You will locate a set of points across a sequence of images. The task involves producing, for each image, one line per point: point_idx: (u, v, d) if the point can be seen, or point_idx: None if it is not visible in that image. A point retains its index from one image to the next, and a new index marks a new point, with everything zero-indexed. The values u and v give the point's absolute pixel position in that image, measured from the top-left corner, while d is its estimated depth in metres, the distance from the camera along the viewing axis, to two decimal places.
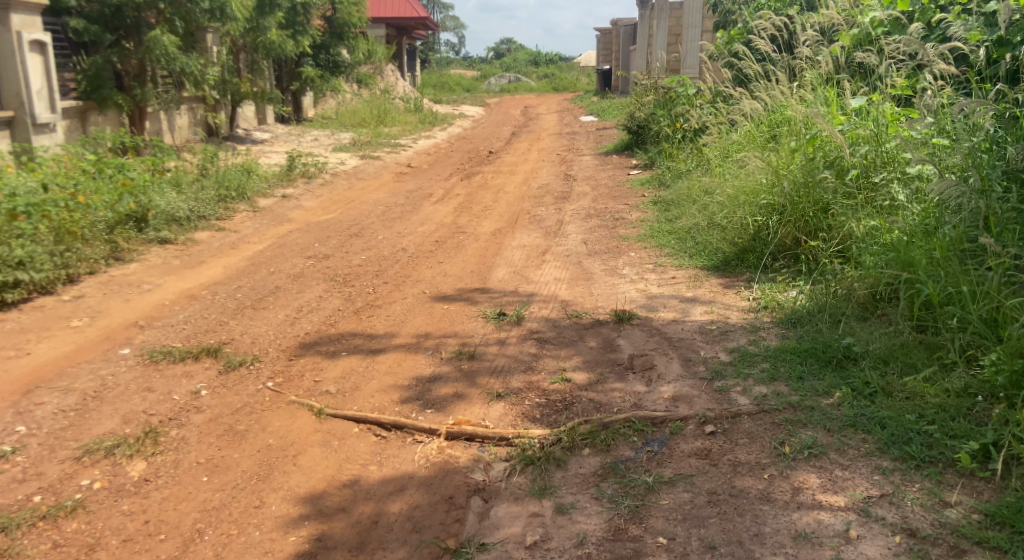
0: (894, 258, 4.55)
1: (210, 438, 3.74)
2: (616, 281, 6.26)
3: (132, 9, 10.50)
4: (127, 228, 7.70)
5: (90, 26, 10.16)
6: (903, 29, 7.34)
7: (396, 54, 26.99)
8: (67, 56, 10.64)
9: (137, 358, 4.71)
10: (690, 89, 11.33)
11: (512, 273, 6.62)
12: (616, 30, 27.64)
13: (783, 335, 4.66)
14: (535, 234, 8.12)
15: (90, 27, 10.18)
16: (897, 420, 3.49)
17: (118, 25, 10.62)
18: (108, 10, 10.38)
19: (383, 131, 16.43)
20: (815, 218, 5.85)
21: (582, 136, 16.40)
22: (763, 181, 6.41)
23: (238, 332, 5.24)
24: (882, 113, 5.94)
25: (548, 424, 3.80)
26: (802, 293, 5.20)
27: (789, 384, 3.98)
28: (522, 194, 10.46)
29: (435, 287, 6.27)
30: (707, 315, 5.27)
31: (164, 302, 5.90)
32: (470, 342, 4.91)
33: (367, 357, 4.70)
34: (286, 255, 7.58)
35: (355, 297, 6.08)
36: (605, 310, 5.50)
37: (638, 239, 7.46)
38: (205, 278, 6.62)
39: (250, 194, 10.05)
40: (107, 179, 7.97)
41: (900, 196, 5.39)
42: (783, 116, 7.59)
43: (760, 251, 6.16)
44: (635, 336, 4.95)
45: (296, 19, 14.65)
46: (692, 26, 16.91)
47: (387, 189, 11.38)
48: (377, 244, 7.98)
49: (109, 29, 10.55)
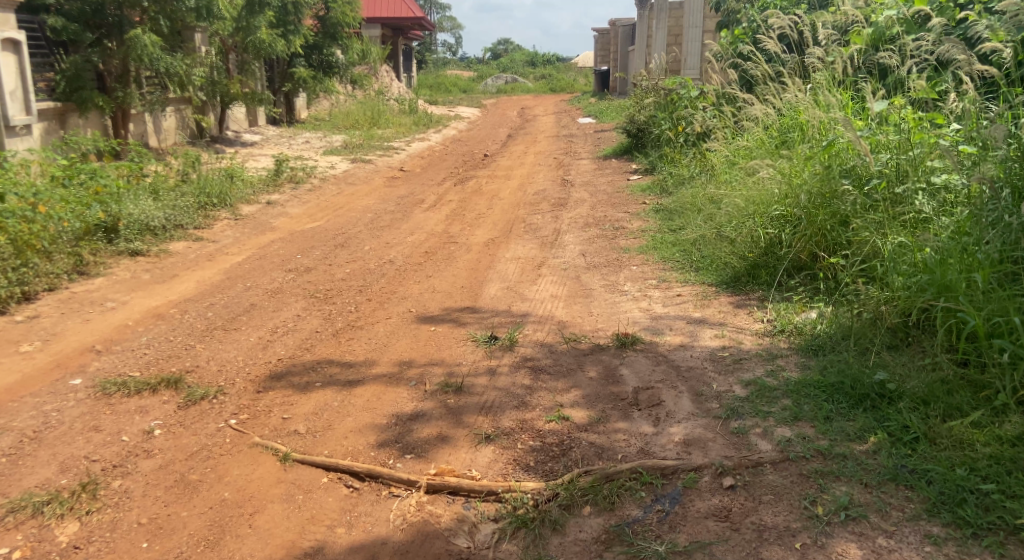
0: (928, 280, 4.13)
1: (157, 491, 3.31)
2: (617, 299, 5.82)
3: (114, 7, 10.02)
4: (96, 238, 7.23)
5: (68, 24, 9.68)
6: (921, 30, 6.95)
7: (391, 55, 26.50)
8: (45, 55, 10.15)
9: (87, 391, 4.25)
10: (693, 91, 10.89)
11: (505, 289, 6.17)
12: (615, 30, 27.13)
13: (804, 366, 4.22)
14: (531, 245, 7.67)
15: (70, 26, 9.69)
16: (945, 475, 3.08)
17: (100, 23, 10.12)
18: (88, 8, 9.88)
19: (376, 133, 15.96)
20: (833, 232, 5.42)
21: (581, 139, 15.95)
22: (775, 191, 5.98)
23: (204, 358, 4.77)
24: (903, 118, 5.55)
25: (544, 474, 3.37)
26: (822, 314, 4.77)
27: (815, 426, 3.53)
28: (517, 201, 10.00)
29: (422, 306, 5.82)
30: (717, 339, 4.83)
31: (127, 323, 5.43)
32: (458, 373, 4.47)
33: (344, 390, 4.24)
34: (264, 268, 7.12)
35: (335, 317, 5.63)
36: (605, 333, 5.06)
37: (640, 251, 7.02)
38: (175, 295, 6.15)
39: (232, 201, 9.58)
40: (78, 187, 7.51)
41: (926, 209, 4.96)
42: (794, 121, 7.18)
43: (773, 267, 5.72)
44: (639, 365, 4.51)
45: (286, 19, 14.17)
46: (693, 26, 16.42)
47: (377, 195, 10.92)
48: (363, 256, 7.52)
49: (90, 27, 10.07)
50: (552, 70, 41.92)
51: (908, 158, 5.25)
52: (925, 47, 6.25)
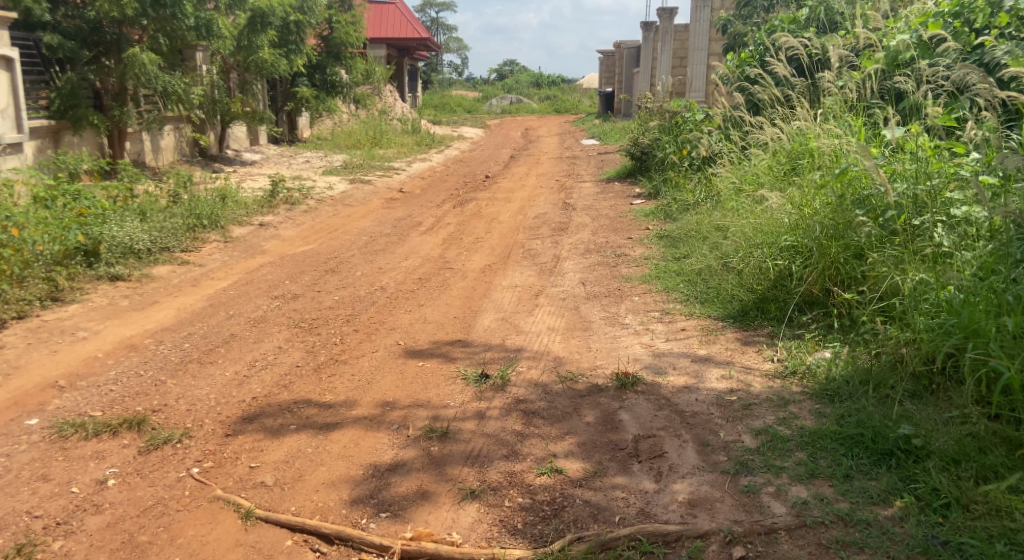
0: (954, 323, 3.82)
1: (101, 555, 3.09)
2: (618, 333, 5.50)
3: (113, 25, 9.80)
4: (74, 263, 6.92)
5: (65, 42, 9.42)
6: (937, 56, 6.72)
7: (396, 74, 26.32)
8: (41, 73, 9.84)
9: (42, 433, 3.95)
10: (698, 114, 10.63)
11: (500, 320, 5.85)
12: (620, 52, 26.96)
13: (819, 414, 3.88)
14: (529, 272, 7.36)
15: (66, 44, 9.42)
16: (982, 549, 2.81)
17: (98, 41, 9.89)
18: (86, 25, 9.62)
19: (377, 153, 15.71)
20: (847, 266, 5.11)
21: (584, 161, 15.69)
22: (786, 221, 5.69)
23: (173, 395, 4.44)
24: (920, 146, 5.27)
25: (532, 539, 3.12)
26: (837, 355, 4.45)
27: (834, 485, 3.23)
28: (516, 224, 9.71)
29: (411, 338, 5.50)
30: (724, 381, 4.50)
31: (96, 355, 5.11)
32: (444, 416, 4.16)
33: (319, 435, 3.93)
34: (250, 294, 6.80)
35: (318, 349, 5.30)
36: (604, 373, 4.73)
37: (642, 280, 6.69)
38: (152, 323, 5.84)
39: (223, 223, 9.26)
40: (59, 209, 7.20)
41: (946, 242, 4.65)
42: (805, 147, 6.90)
43: (783, 301, 5.39)
44: (640, 409, 4.18)
45: (289, 38, 13.85)
46: (698, 48, 16.13)
47: (374, 217, 10.62)
48: (354, 282, 7.22)
49: (87, 45, 9.82)
50: (557, 91, 41.81)
51: (925, 189, 4.93)
52: (942, 73, 5.96)
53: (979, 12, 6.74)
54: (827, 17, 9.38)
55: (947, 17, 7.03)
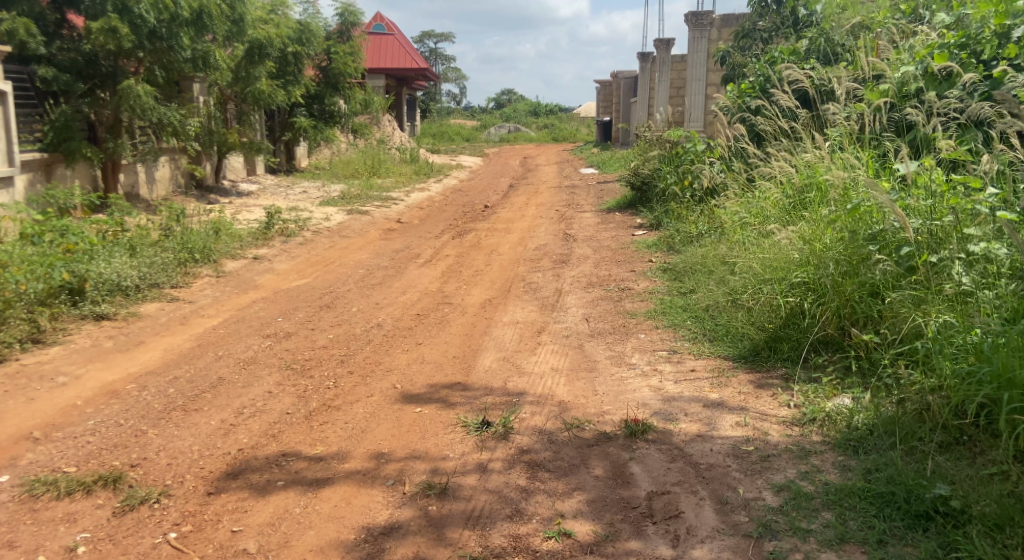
0: (985, 371, 3.62)
1: None
2: (624, 375, 5.23)
3: (108, 58, 9.62)
4: (59, 302, 6.66)
5: (59, 75, 9.22)
6: (947, 87, 6.56)
7: (395, 104, 26.23)
8: (35, 106, 9.64)
9: (12, 492, 3.72)
10: (700, 145, 10.44)
11: (501, 361, 5.59)
12: (617, 82, 26.90)
13: (845, 467, 3.68)
14: (530, 307, 7.11)
15: (60, 76, 9.22)
16: None
17: (93, 74, 9.69)
18: (81, 58, 9.49)
19: (376, 183, 15.51)
20: (863, 305, 4.87)
21: (583, 190, 15.47)
22: (796, 257, 5.46)
23: (154, 448, 4.20)
24: (934, 181, 5.06)
25: None
26: (858, 402, 4.20)
27: (865, 551, 3.14)
28: (516, 256, 9.47)
29: (408, 381, 5.23)
30: (739, 429, 4.24)
31: (74, 403, 4.85)
32: (442, 470, 3.90)
33: (309, 492, 3.71)
34: (241, 333, 6.53)
35: (310, 395, 5.02)
36: (613, 419, 4.46)
37: (648, 316, 6.45)
38: (137, 366, 5.57)
39: (216, 257, 8.99)
40: (46, 245, 7.09)
41: (967, 281, 4.41)
42: (813, 179, 6.70)
43: (796, 340, 5.14)
44: (652, 460, 3.94)
45: (286, 70, 13.74)
46: (696, 78, 16.00)
47: (371, 249, 10.38)
48: (349, 319, 6.96)
49: (82, 78, 9.63)
50: (555, 120, 41.83)
51: (940, 225, 4.72)
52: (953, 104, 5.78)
53: (987, 44, 6.61)
54: (830, 48, 9.28)
55: (952, 48, 6.89)
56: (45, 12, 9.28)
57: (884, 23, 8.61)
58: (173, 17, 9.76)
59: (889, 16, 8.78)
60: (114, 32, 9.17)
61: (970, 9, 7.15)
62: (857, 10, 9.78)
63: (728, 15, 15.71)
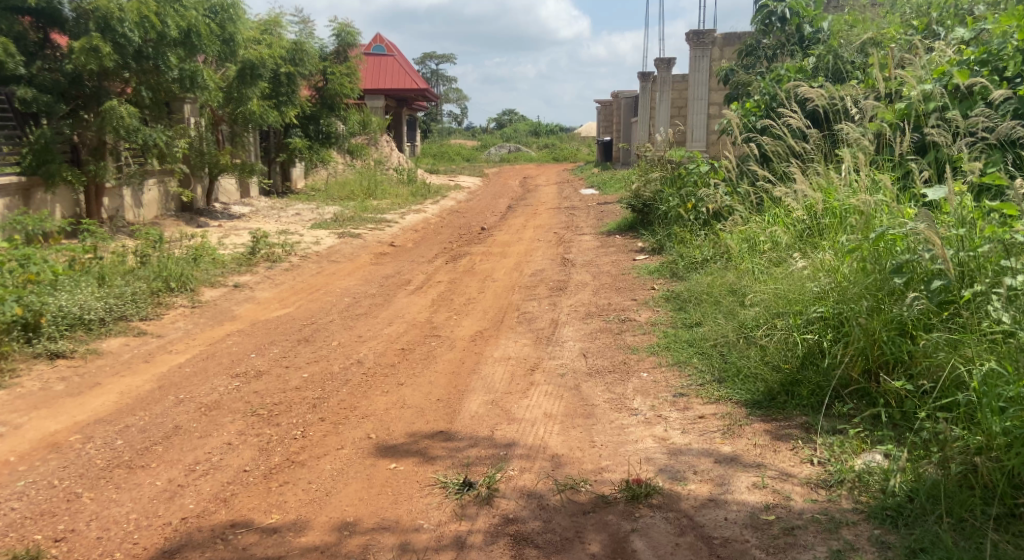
0: None
1: None
2: (626, 423, 4.68)
3: (92, 77, 9.09)
4: (10, 338, 6.12)
5: (40, 95, 8.58)
6: (972, 106, 6.08)
7: (395, 123, 25.78)
8: (14, 130, 9.00)
9: None
10: (704, 165, 9.91)
11: (489, 405, 5.02)
12: (619, 102, 26.40)
13: (883, 545, 3.28)
14: (523, 341, 6.57)
15: (41, 97, 8.59)
16: None
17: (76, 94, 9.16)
18: (64, 78, 8.91)
19: (371, 205, 14.99)
20: (891, 345, 4.32)
21: (583, 212, 14.95)
22: (813, 290, 4.94)
23: (86, 516, 3.71)
24: (964, 207, 4.55)
25: None
26: (892, 459, 3.71)
27: None
28: (511, 283, 8.93)
29: (385, 431, 4.65)
30: (756, 491, 3.74)
31: (7, 460, 4.32)
32: (414, 546, 3.47)
33: None
34: (208, 371, 5.96)
35: (273, 447, 4.43)
36: (613, 478, 3.94)
37: (650, 351, 5.89)
38: (88, 413, 5.03)
39: (193, 284, 8.37)
40: (5, 275, 6.54)
41: (1008, 318, 3.90)
42: (830, 205, 6.18)
43: (816, 385, 4.59)
44: (655, 532, 3.49)
45: (279, 90, 13.31)
46: (697, 98, 15.54)
47: (360, 275, 9.85)
48: (329, 354, 6.41)
49: (65, 99, 9.08)
50: (556, 140, 41.41)
51: (974, 256, 4.21)
52: (982, 123, 5.29)
53: (1010, 60, 6.16)
54: (839, 66, 8.84)
55: (972, 65, 6.44)
56: (26, 32, 8.75)
57: (897, 39, 8.18)
58: (160, 36, 9.28)
59: (900, 32, 8.37)
60: (96, 50, 8.65)
61: (991, 23, 6.70)
62: (867, 26, 9.39)
63: (730, 34, 15.28)
